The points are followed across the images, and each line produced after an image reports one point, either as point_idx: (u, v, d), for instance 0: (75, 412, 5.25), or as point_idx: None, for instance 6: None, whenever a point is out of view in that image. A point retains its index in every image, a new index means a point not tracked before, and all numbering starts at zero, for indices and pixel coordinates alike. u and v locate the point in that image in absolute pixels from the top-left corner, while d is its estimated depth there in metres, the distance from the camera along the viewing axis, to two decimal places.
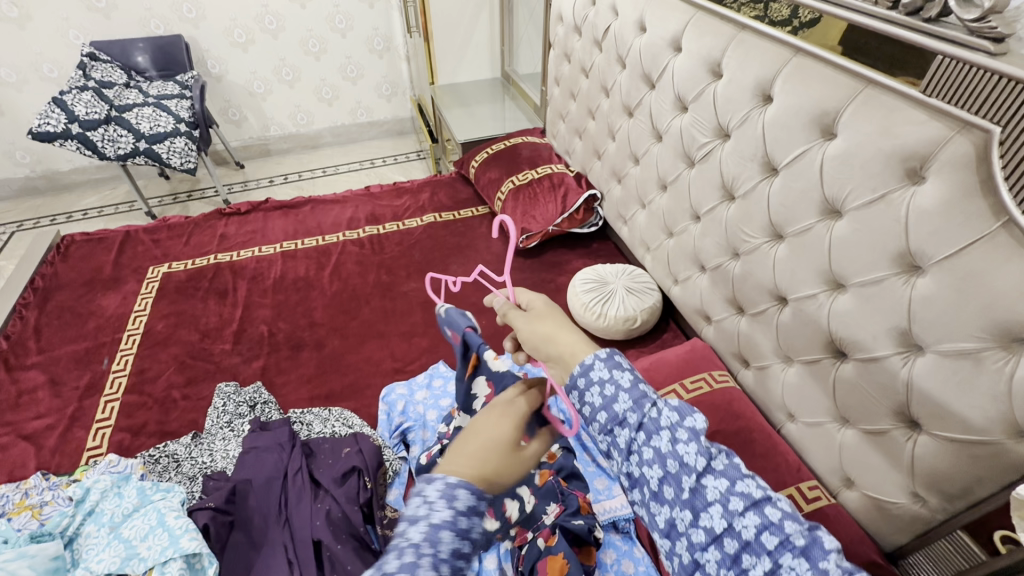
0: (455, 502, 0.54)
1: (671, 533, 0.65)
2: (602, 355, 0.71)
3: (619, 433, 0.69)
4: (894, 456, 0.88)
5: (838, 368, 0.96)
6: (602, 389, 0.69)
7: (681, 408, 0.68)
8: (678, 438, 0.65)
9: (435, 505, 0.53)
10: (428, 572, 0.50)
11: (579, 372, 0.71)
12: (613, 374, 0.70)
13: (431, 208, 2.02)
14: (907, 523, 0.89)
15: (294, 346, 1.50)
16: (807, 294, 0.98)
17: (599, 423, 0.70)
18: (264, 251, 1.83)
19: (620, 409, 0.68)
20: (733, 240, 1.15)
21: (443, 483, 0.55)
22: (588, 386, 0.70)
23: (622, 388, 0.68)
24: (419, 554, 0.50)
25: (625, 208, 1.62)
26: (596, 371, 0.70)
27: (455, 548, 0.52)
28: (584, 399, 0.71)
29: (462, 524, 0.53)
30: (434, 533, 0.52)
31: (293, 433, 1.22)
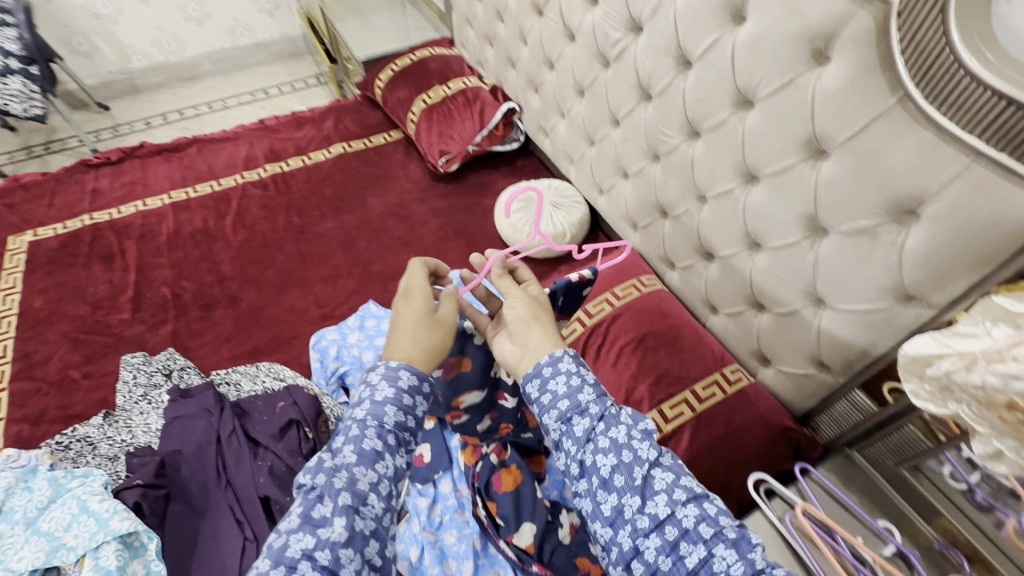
0: (398, 381, 0.67)
1: (616, 522, 0.61)
2: (571, 351, 0.71)
3: (578, 421, 0.66)
4: (802, 333, 0.95)
5: (753, 259, 1.00)
6: (570, 379, 0.69)
7: (633, 416, 0.68)
8: (634, 432, 0.65)
9: (379, 386, 0.66)
10: (374, 440, 0.63)
11: (547, 360, 0.70)
12: (580, 370, 0.70)
13: (339, 138, 1.84)
14: (815, 388, 1.01)
15: (205, 306, 1.37)
16: (724, 190, 0.99)
17: (558, 409, 0.67)
18: (149, 205, 1.61)
19: (583, 399, 0.67)
20: (653, 142, 1.13)
21: (385, 368, 0.68)
22: (554, 375, 0.69)
23: (588, 381, 0.69)
24: (365, 430, 0.63)
25: (545, 119, 1.54)
26: (563, 363, 0.70)
27: (398, 420, 0.65)
28: (546, 387, 0.69)
29: (403, 401, 0.67)
30: (378, 408, 0.65)
31: (221, 396, 1.16)
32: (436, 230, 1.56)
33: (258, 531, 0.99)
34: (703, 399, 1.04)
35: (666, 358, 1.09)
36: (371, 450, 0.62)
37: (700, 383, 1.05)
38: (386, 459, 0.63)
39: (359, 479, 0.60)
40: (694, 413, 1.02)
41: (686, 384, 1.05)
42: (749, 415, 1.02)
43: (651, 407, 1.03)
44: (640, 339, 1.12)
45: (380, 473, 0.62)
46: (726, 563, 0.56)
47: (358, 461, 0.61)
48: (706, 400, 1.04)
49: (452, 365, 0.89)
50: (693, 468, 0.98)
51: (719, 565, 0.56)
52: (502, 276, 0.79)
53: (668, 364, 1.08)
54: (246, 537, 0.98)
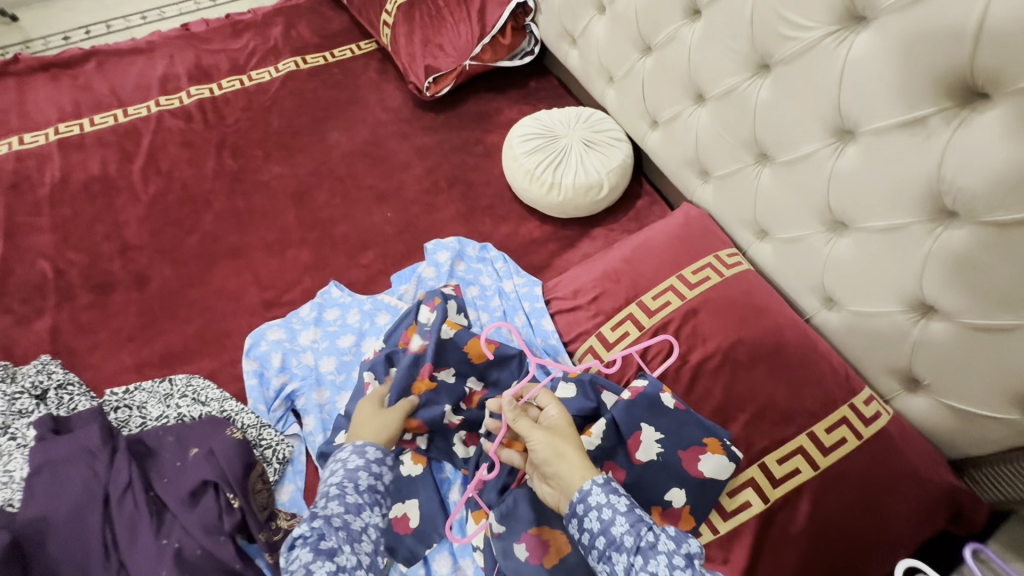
0: (366, 454, 0.67)
1: None
2: (599, 479, 0.62)
3: (617, 558, 0.57)
4: (1020, 359, 0.58)
5: (939, 236, 0.61)
6: (601, 512, 0.59)
7: (675, 537, 0.59)
8: (674, 562, 0.55)
9: (348, 457, 0.66)
10: (355, 497, 0.63)
11: (575, 497, 0.61)
12: (611, 498, 0.60)
13: (289, 50, 1.36)
14: (1003, 436, 0.65)
15: (100, 288, 0.98)
16: (904, 118, 0.59)
17: (597, 549, 0.59)
18: (26, 142, 1.17)
19: (616, 531, 0.58)
20: (764, 40, 0.71)
21: (353, 446, 0.68)
22: (584, 512, 0.60)
23: (619, 510, 0.59)
24: (344, 488, 0.63)
25: (573, 18, 1.09)
26: (593, 495, 0.60)
27: (374, 483, 0.65)
28: (582, 526, 0.60)
29: (375, 468, 0.66)
30: (351, 472, 0.64)
31: (111, 431, 0.79)
32: (422, 178, 1.14)
33: None
34: (828, 448, 0.69)
35: (767, 379, 0.73)
36: (355, 503, 0.62)
37: (821, 423, 0.70)
38: (368, 513, 0.63)
39: (352, 522, 0.60)
40: (817, 471, 0.68)
41: (800, 424, 0.70)
42: (892, 470, 0.68)
43: (748, 460, 0.69)
44: (726, 351, 0.76)
45: (366, 521, 0.62)
46: None
47: (345, 510, 0.61)
48: (832, 450, 0.69)
49: (540, 542, 0.70)
50: (814, 554, 0.65)
51: None
52: (516, 415, 0.68)
53: (767, 388, 0.73)
54: None
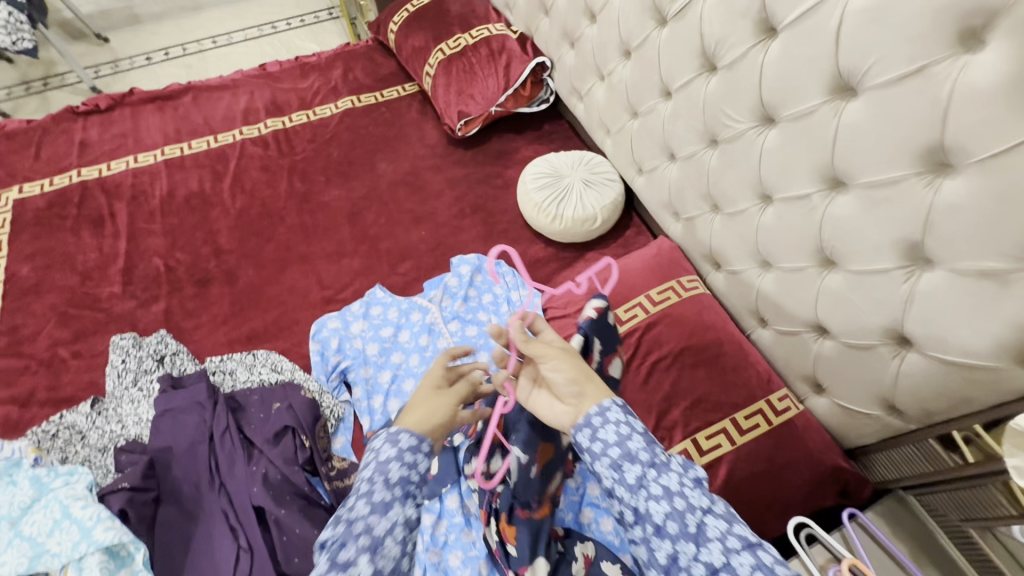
0: (399, 442, 0.64)
1: (671, 569, 0.58)
2: (619, 402, 0.65)
3: (629, 468, 0.61)
4: (875, 371, 0.80)
5: (824, 279, 0.84)
6: (618, 428, 0.63)
7: (683, 463, 0.63)
8: (685, 480, 0.60)
9: (382, 448, 0.64)
10: (383, 492, 0.60)
11: (594, 411, 0.64)
12: (628, 417, 0.64)
13: (347, 90, 1.64)
14: (876, 429, 0.87)
15: (200, 282, 1.26)
16: (798, 194, 0.82)
17: (609, 458, 0.62)
18: (140, 161, 1.47)
19: (633, 445, 0.62)
20: (712, 124, 0.94)
21: (388, 432, 0.65)
22: (601, 425, 0.63)
23: (638, 429, 0.63)
24: (374, 484, 0.60)
25: (581, 81, 1.33)
26: (612, 412, 0.64)
27: (406, 474, 0.62)
28: (595, 436, 0.63)
29: (407, 456, 0.63)
30: (382, 466, 0.62)
31: (214, 388, 1.07)
32: (451, 204, 1.40)
33: (252, 541, 0.92)
34: (745, 430, 0.92)
35: (705, 378, 0.96)
36: (382, 501, 0.59)
37: (742, 412, 0.93)
38: (397, 508, 0.61)
39: (375, 527, 0.58)
40: (733, 446, 0.91)
41: (725, 411, 0.93)
42: (792, 450, 0.90)
43: (685, 437, 0.92)
44: (676, 355, 0.99)
45: (393, 520, 0.60)
46: None
47: (372, 512, 0.59)
48: (747, 432, 0.92)
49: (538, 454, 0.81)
50: None
51: None
52: (528, 342, 0.69)
53: (705, 385, 0.96)
54: (239, 546, 0.92)
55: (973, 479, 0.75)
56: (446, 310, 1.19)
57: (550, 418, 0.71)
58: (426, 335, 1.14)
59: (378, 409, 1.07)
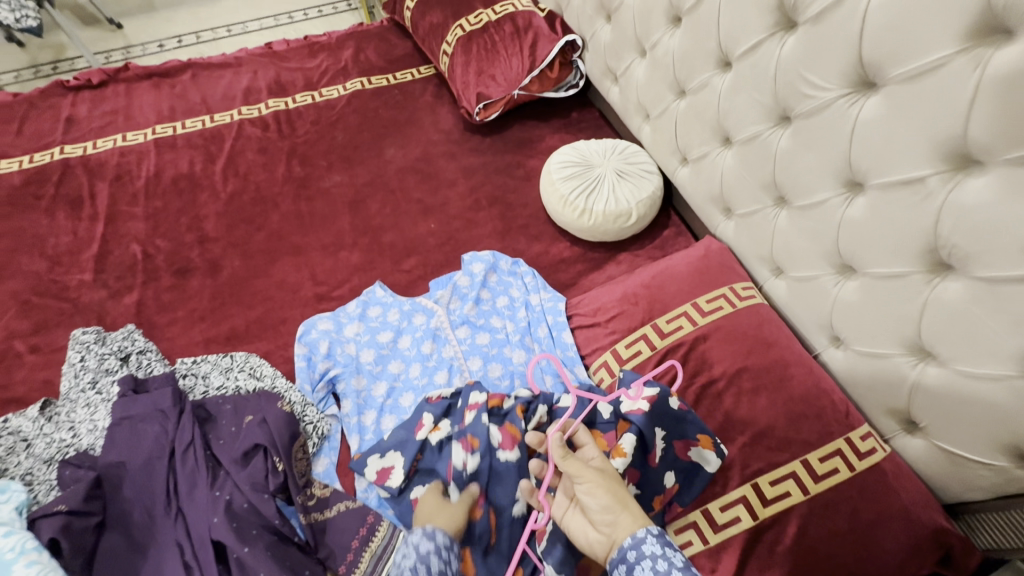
0: (436, 537, 0.66)
1: None
2: (654, 530, 0.60)
3: None
4: (1004, 409, 0.62)
5: (934, 289, 0.65)
6: (655, 563, 0.57)
7: None
8: None
9: (419, 540, 0.65)
10: None
11: (628, 544, 0.59)
12: (665, 550, 0.58)
13: (357, 71, 1.51)
14: (994, 483, 0.68)
15: (180, 272, 1.12)
16: (904, 179, 0.64)
17: None
18: (129, 140, 1.34)
19: None
20: (784, 96, 0.77)
21: (423, 530, 0.67)
22: (637, 560, 0.58)
23: (676, 564, 0.56)
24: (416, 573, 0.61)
25: (617, 59, 1.17)
26: (647, 545, 0.59)
27: (444, 568, 0.64)
28: (632, 574, 0.57)
29: (444, 553, 0.65)
30: (421, 555, 0.63)
31: (181, 394, 0.92)
32: (465, 195, 1.25)
33: None
34: (820, 475, 0.73)
35: (767, 408, 0.78)
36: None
37: (817, 453, 0.74)
38: None
39: None
40: (806, 496, 0.72)
41: (796, 451, 0.74)
42: (882, 506, 0.71)
43: (742, 480, 0.74)
44: (730, 378, 0.81)
45: None
46: None
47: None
48: (823, 478, 0.72)
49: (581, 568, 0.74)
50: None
51: None
52: (564, 454, 0.68)
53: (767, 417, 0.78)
54: None
55: None
56: (454, 313, 1.03)
57: (582, 541, 0.66)
58: (430, 342, 0.98)
59: (369, 428, 0.91)
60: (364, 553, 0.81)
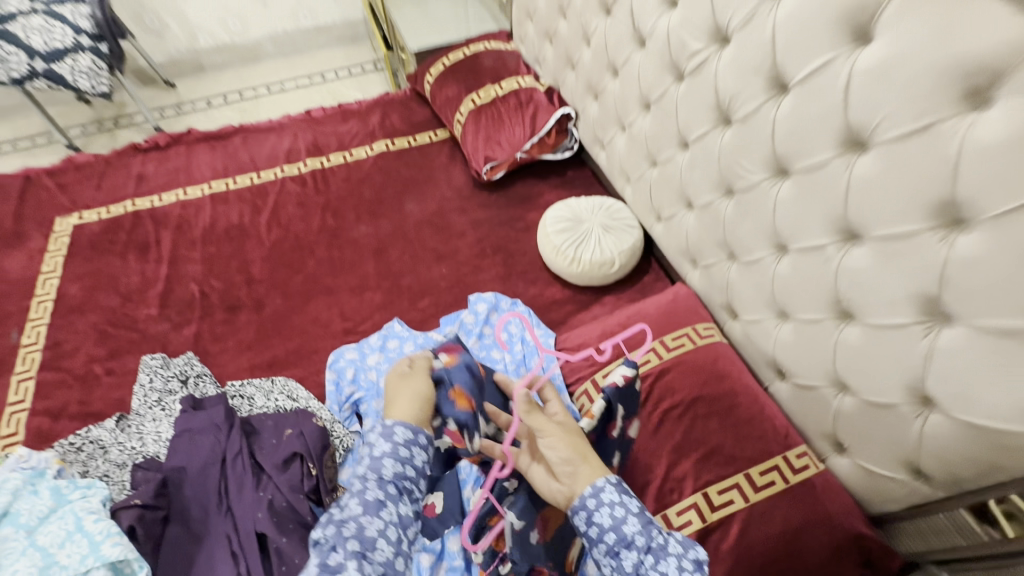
0: (394, 437, 0.68)
1: None
2: (612, 480, 0.68)
3: (626, 556, 0.65)
4: (897, 432, 0.77)
5: (841, 332, 0.81)
6: (613, 510, 0.66)
7: (682, 543, 0.66)
8: (683, 565, 0.63)
9: (375, 442, 0.67)
10: (376, 491, 0.64)
11: (589, 493, 0.67)
12: (622, 499, 0.67)
13: (383, 134, 1.75)
14: (902, 495, 0.82)
15: (230, 308, 1.32)
16: (813, 245, 0.81)
17: (606, 544, 0.65)
18: (189, 195, 1.58)
19: (627, 530, 0.65)
20: (727, 174, 0.95)
21: (383, 426, 0.69)
22: (596, 508, 0.66)
23: (632, 511, 0.66)
24: (367, 483, 0.64)
25: (603, 130, 1.38)
26: (605, 493, 0.67)
27: (400, 469, 0.66)
28: (591, 519, 0.66)
29: (402, 452, 0.67)
30: (376, 462, 0.65)
31: (231, 411, 1.09)
32: (473, 243, 1.45)
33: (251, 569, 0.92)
34: (759, 487, 0.88)
35: (718, 430, 0.93)
36: (376, 500, 0.63)
37: (756, 468, 0.89)
38: (390, 507, 0.64)
39: (366, 527, 0.61)
40: (746, 503, 0.86)
41: (739, 465, 0.90)
42: (812, 513, 0.85)
43: (695, 489, 0.89)
44: (688, 405, 0.97)
45: (386, 520, 0.63)
46: None
47: (364, 511, 0.62)
48: (761, 489, 0.87)
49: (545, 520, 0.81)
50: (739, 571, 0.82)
51: None
52: (529, 410, 0.74)
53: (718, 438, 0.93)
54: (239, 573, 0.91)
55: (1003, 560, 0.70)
56: None
57: (543, 490, 0.74)
58: None
59: None
60: None
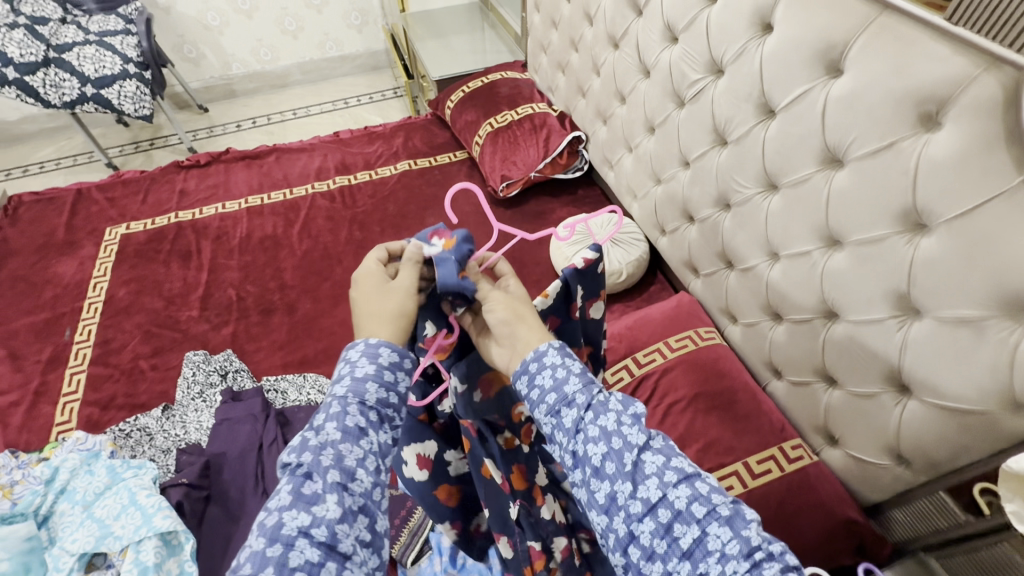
0: (378, 358, 0.57)
1: (610, 509, 0.51)
2: (556, 344, 0.60)
3: (566, 413, 0.55)
4: (879, 420, 0.84)
5: (828, 330, 0.90)
6: (555, 372, 0.57)
7: (624, 400, 0.57)
8: (624, 417, 0.54)
9: (358, 361, 0.57)
10: (358, 417, 0.54)
11: (530, 357, 0.59)
12: (566, 361, 0.58)
13: (406, 155, 1.88)
14: (889, 482, 0.89)
15: (265, 311, 1.43)
16: (801, 251, 0.91)
17: (546, 405, 0.56)
18: (227, 208, 1.71)
19: (568, 389, 0.56)
20: (724, 190, 1.06)
21: (365, 345, 0.58)
22: (539, 370, 0.58)
23: (574, 371, 0.57)
24: (347, 406, 0.54)
25: (611, 152, 1.50)
26: (548, 356, 0.58)
27: (382, 397, 0.56)
28: (533, 383, 0.58)
29: (386, 376, 0.57)
30: (358, 384, 0.55)
31: (267, 403, 1.19)
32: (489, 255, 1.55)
33: None
34: (757, 474, 0.95)
35: (718, 423, 1.01)
36: (356, 428, 0.53)
37: (754, 457, 0.96)
38: (370, 436, 0.54)
39: (346, 456, 0.51)
40: (745, 488, 0.93)
41: (738, 455, 0.97)
42: (807, 500, 0.92)
43: None
44: (690, 399, 1.04)
45: (366, 449, 0.53)
46: (720, 546, 0.46)
47: (343, 438, 0.52)
48: (759, 476, 0.94)
49: (489, 380, 0.76)
50: None
51: (716, 550, 0.47)
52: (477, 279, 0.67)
53: (718, 430, 1.01)
54: None
55: (989, 535, 0.73)
56: None
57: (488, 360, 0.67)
58: None
59: None
60: (403, 529, 1.02)
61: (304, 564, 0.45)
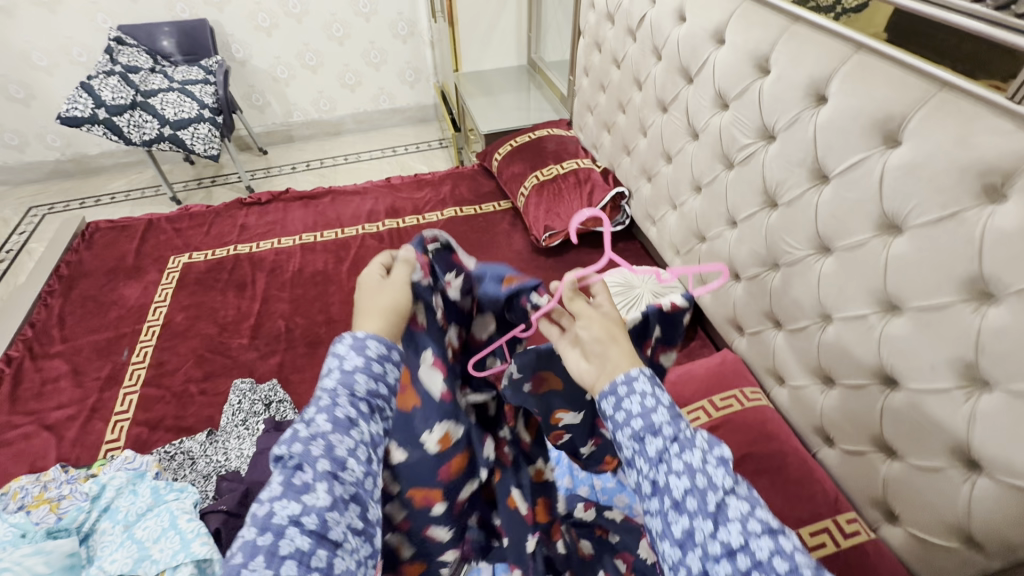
0: (366, 350, 0.59)
1: (685, 544, 0.50)
2: (647, 371, 0.60)
3: (650, 441, 0.55)
4: (948, 497, 0.80)
5: (887, 397, 0.87)
6: (643, 399, 0.57)
7: (710, 439, 0.56)
8: (709, 457, 0.53)
9: (347, 355, 0.57)
10: (348, 408, 0.54)
11: (620, 379, 0.59)
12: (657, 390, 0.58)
13: (453, 202, 1.97)
14: (956, 566, 0.82)
15: (311, 343, 1.48)
16: (856, 314, 0.90)
17: (630, 429, 0.56)
18: (283, 243, 1.80)
19: (656, 418, 0.56)
20: (773, 250, 1.07)
21: (351, 339, 0.59)
22: (626, 393, 0.58)
23: (664, 400, 0.57)
24: (337, 397, 0.54)
25: (655, 208, 1.53)
26: (639, 381, 0.59)
27: (372, 388, 0.57)
28: (619, 405, 0.58)
29: (375, 368, 0.58)
30: (348, 376, 0.56)
31: None
32: None
33: None
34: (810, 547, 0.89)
35: (766, 488, 0.97)
36: (347, 419, 0.54)
37: (807, 529, 0.92)
38: (361, 427, 0.55)
39: (337, 446, 0.52)
40: None
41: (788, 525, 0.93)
42: None
43: None
44: (738, 461, 1.01)
45: (357, 440, 0.54)
46: None
47: (334, 429, 0.52)
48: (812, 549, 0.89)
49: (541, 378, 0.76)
50: None
51: None
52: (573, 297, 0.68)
53: (766, 496, 0.97)
54: None
55: None
56: None
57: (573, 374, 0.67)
58: None
59: None
60: None
61: (294, 552, 0.45)
